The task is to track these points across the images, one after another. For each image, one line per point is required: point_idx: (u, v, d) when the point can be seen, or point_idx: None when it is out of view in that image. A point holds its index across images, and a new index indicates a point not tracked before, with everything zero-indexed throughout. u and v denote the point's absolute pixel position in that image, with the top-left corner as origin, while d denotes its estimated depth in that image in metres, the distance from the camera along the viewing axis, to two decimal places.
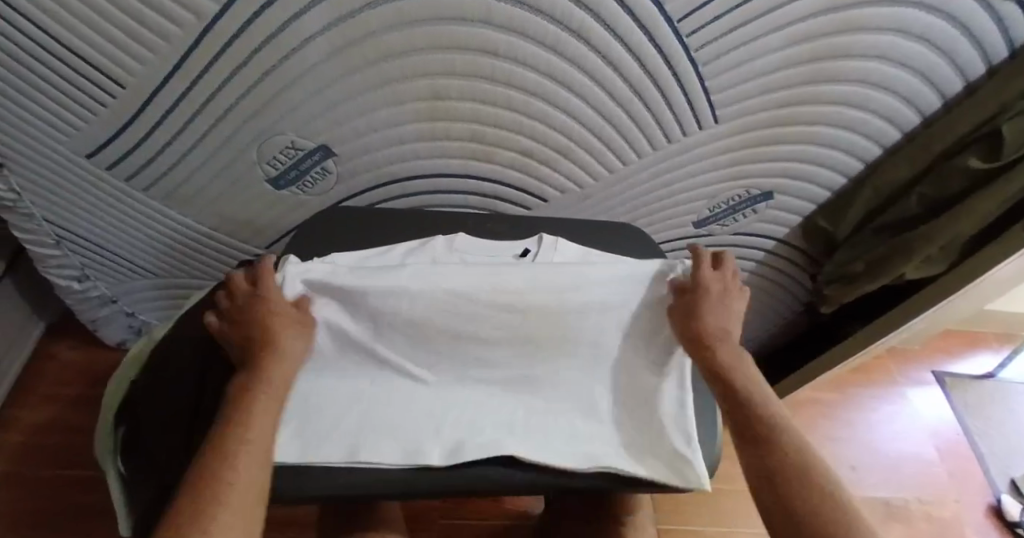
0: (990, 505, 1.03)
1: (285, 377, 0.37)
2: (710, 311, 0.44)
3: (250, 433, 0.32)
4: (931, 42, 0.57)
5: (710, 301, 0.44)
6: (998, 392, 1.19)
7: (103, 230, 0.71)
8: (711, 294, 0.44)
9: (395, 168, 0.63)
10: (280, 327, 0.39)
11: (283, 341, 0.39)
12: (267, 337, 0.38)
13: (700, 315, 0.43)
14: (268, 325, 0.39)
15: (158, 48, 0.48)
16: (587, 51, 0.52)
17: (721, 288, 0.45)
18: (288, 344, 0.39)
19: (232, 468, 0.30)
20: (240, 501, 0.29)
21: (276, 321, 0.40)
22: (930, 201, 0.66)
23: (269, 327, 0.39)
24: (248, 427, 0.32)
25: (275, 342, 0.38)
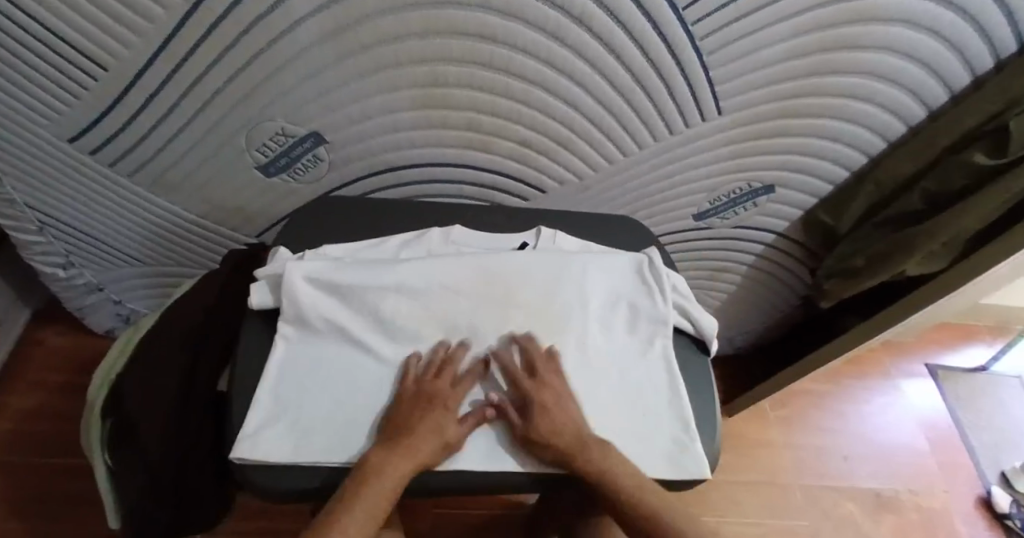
0: (980, 496, 1.04)
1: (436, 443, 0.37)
2: (556, 412, 0.39)
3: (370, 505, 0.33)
4: (940, 35, 0.55)
5: (536, 408, 0.39)
6: (990, 385, 1.20)
7: (87, 216, 0.69)
8: (539, 397, 0.40)
9: (389, 157, 0.62)
10: (437, 423, 0.37)
11: (432, 438, 0.37)
12: (426, 424, 0.37)
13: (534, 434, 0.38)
14: (432, 416, 0.37)
15: (140, 29, 0.46)
16: (589, 38, 0.50)
17: (543, 384, 0.40)
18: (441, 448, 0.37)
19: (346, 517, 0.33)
20: None
21: (441, 415, 0.38)
22: (933, 197, 0.65)
23: (433, 417, 0.37)
24: (371, 499, 0.33)
25: (429, 434, 0.37)
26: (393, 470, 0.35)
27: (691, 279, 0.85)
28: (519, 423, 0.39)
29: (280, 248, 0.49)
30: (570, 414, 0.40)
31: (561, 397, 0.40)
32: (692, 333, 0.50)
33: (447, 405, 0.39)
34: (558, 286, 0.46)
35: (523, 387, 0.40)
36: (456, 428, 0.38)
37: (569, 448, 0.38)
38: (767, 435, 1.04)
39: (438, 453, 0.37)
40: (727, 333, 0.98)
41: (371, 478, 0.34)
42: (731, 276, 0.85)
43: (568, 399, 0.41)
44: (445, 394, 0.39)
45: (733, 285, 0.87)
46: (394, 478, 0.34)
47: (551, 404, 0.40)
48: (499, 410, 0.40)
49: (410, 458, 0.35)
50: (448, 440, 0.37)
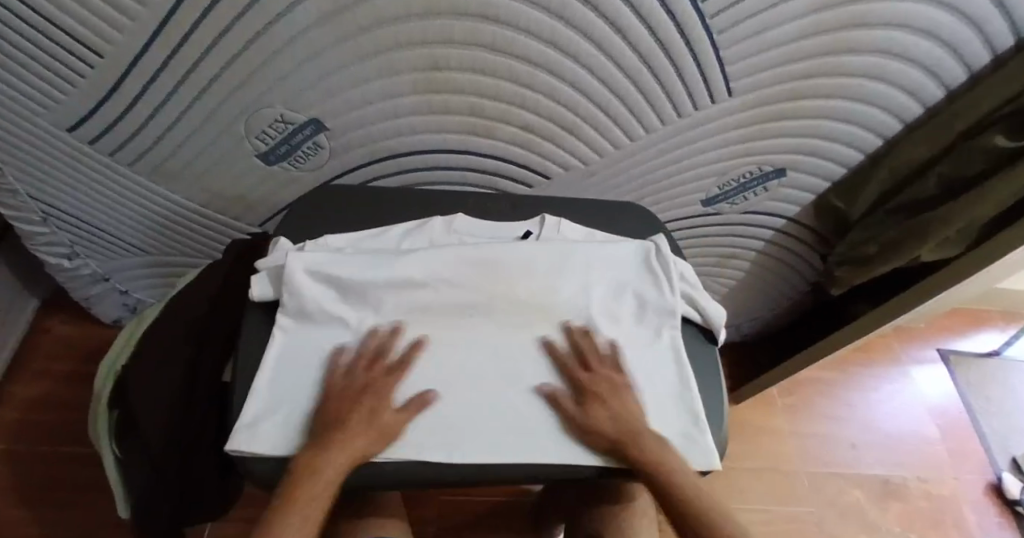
0: (990, 483, 1.03)
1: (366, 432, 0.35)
2: (612, 403, 0.40)
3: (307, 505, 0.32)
4: (961, 11, 0.53)
5: (600, 401, 0.39)
6: (1002, 370, 1.19)
7: (89, 206, 0.68)
8: (599, 390, 0.40)
9: (390, 143, 0.61)
10: (366, 412, 0.36)
11: (364, 428, 0.35)
12: (359, 413, 0.36)
13: (599, 427, 0.38)
14: (364, 405, 0.36)
15: (133, 14, 0.45)
16: (594, 18, 0.49)
17: (601, 375, 0.41)
18: (376, 436, 0.35)
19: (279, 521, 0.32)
20: None
21: (375, 404, 0.37)
22: (949, 182, 0.63)
23: (366, 407, 0.36)
24: (304, 499, 0.32)
25: (360, 425, 0.35)
26: (328, 467, 0.33)
27: (697, 266, 0.83)
28: (581, 415, 0.39)
29: (280, 238, 0.48)
30: (630, 408, 0.40)
31: (620, 390, 0.41)
32: (698, 322, 0.50)
33: (379, 393, 0.37)
34: (562, 276, 0.45)
35: (583, 381, 0.40)
36: (392, 415, 0.36)
37: (633, 441, 0.38)
38: (774, 422, 1.03)
39: (375, 445, 0.35)
40: (735, 321, 0.97)
41: (304, 476, 0.33)
42: (739, 263, 0.84)
43: (625, 393, 0.41)
44: (375, 385, 0.38)
45: (741, 272, 0.86)
46: (328, 474, 0.33)
47: (612, 398, 0.40)
48: (559, 403, 0.39)
49: (344, 452, 0.34)
50: (383, 429, 0.36)
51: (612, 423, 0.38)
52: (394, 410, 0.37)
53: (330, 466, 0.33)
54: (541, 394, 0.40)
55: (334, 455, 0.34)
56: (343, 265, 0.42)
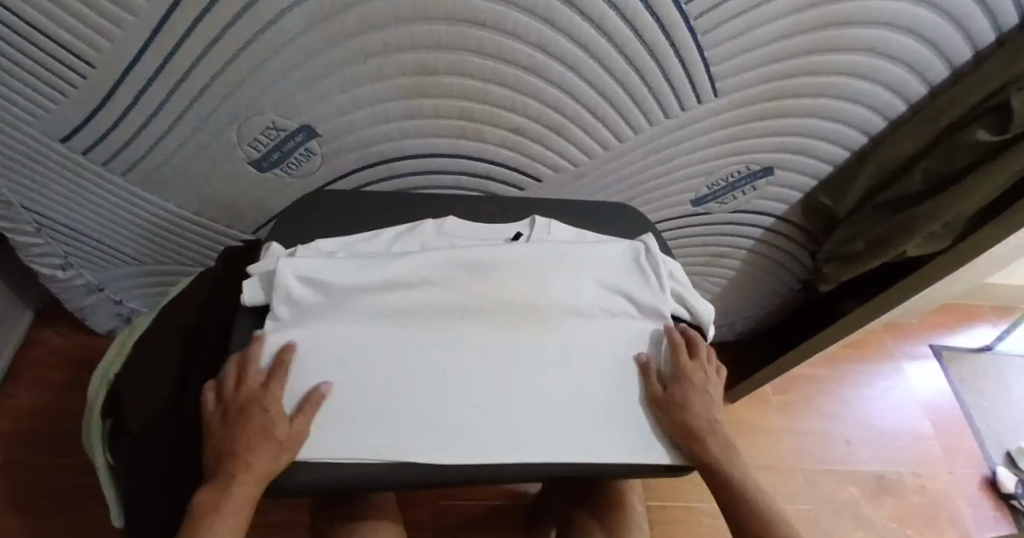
0: (985, 477, 1.04)
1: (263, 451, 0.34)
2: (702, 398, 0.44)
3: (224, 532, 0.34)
4: (940, 8, 0.54)
5: (693, 390, 0.43)
6: (994, 365, 1.20)
7: (82, 216, 0.69)
8: (692, 376, 0.44)
9: (381, 148, 0.61)
10: (259, 434, 0.35)
11: (261, 450, 0.34)
12: (251, 440, 0.35)
13: (693, 410, 0.42)
14: (254, 429, 0.35)
15: (124, 23, 0.45)
16: (580, 21, 0.49)
17: (699, 370, 0.45)
18: (279, 455, 0.34)
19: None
20: None
21: (264, 423, 0.35)
22: (934, 177, 0.63)
23: (255, 428, 0.35)
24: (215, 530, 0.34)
25: (256, 449, 0.34)
26: (236, 496, 0.34)
27: (689, 265, 0.84)
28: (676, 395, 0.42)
29: (273, 243, 0.48)
30: (711, 405, 0.45)
31: (708, 388, 0.45)
32: (688, 320, 0.51)
33: (266, 409, 0.36)
34: (553, 276, 0.46)
35: (685, 368, 0.44)
36: (287, 428, 0.35)
37: (713, 432, 0.42)
38: (770, 421, 1.04)
39: (280, 463, 0.35)
40: (728, 320, 0.98)
41: (216, 507, 0.34)
42: (730, 261, 0.85)
43: (711, 392, 0.45)
44: (260, 403, 0.36)
45: (732, 271, 0.87)
46: (236, 501, 0.34)
47: (702, 390, 0.44)
48: (654, 375, 0.44)
49: (247, 480, 0.34)
50: (281, 445, 0.34)
51: (700, 410, 0.43)
52: (289, 421, 0.36)
53: (234, 495, 0.34)
54: (639, 363, 0.44)
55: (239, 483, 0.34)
56: (334, 268, 0.42)
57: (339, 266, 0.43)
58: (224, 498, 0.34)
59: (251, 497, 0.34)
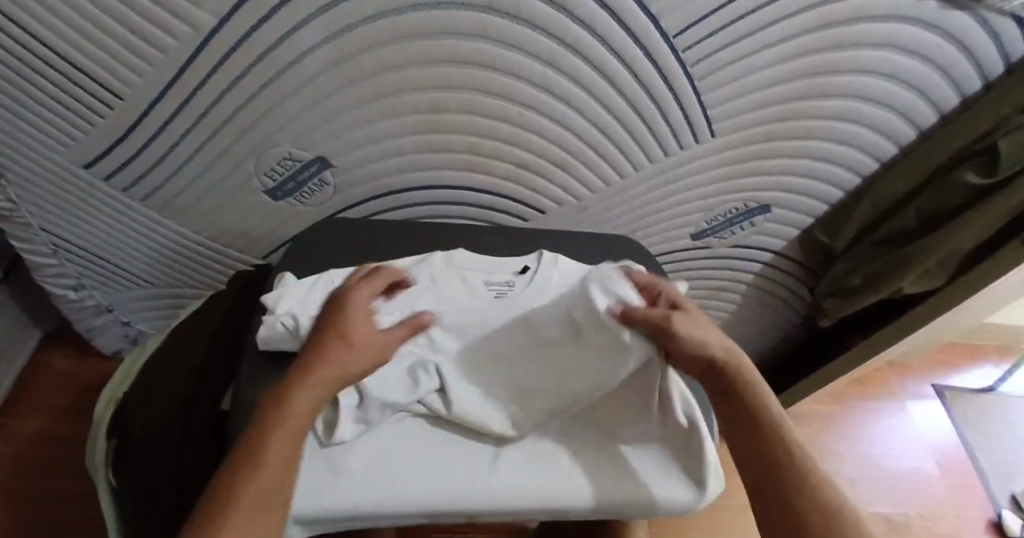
0: (991, 521, 1.01)
1: (352, 355, 0.34)
2: (696, 330, 0.37)
3: (270, 467, 0.27)
4: (925, 57, 0.57)
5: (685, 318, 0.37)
6: (999, 405, 1.19)
7: (97, 240, 0.71)
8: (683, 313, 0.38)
9: (391, 180, 0.63)
10: (342, 344, 0.35)
11: (338, 355, 0.34)
12: (333, 345, 0.34)
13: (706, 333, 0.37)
14: (335, 340, 0.35)
15: (155, 60, 0.49)
16: (583, 66, 0.52)
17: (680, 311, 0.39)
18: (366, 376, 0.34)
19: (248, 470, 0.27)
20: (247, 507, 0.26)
21: (346, 340, 0.35)
22: (928, 216, 0.66)
23: (337, 335, 0.35)
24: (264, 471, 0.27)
25: (333, 354, 0.34)
26: (285, 429, 0.29)
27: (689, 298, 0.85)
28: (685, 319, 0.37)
29: (286, 272, 0.50)
30: (708, 333, 0.38)
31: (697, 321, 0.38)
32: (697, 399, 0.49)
33: (343, 327, 0.36)
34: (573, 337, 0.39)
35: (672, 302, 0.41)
36: (362, 341, 0.36)
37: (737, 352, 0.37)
38: None
39: (353, 364, 0.34)
40: None
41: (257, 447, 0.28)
42: (730, 295, 0.85)
43: (700, 323, 0.38)
44: (339, 320, 0.37)
45: (732, 304, 0.87)
46: (291, 437, 0.29)
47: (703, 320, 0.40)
48: (637, 313, 0.37)
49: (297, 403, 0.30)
50: (354, 349, 0.35)
51: (714, 336, 0.38)
52: (365, 336, 0.36)
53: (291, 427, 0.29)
54: (608, 308, 0.38)
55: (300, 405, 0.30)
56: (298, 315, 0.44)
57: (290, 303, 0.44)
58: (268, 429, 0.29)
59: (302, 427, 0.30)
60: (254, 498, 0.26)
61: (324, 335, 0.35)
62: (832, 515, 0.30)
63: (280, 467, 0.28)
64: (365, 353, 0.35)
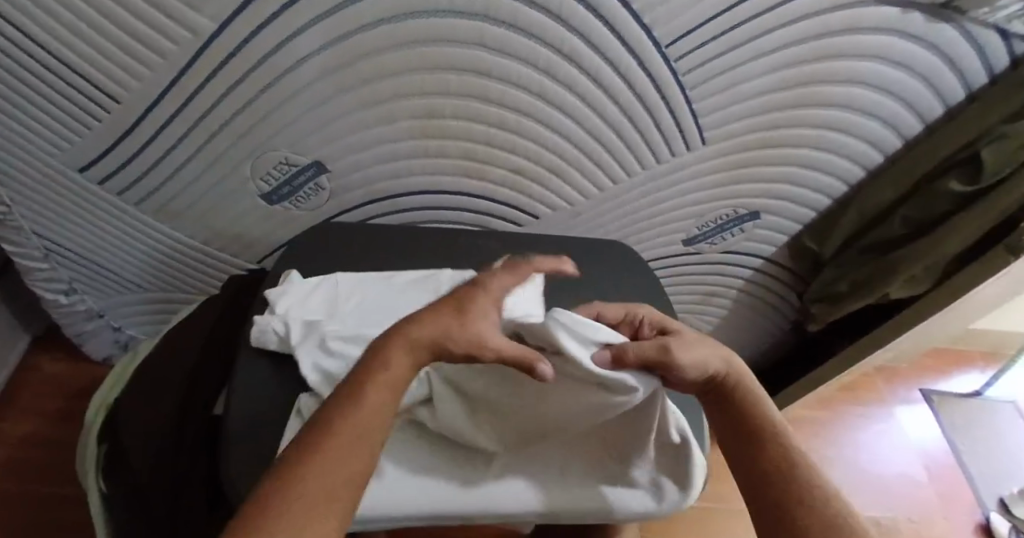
0: (980, 524, 1.03)
1: (456, 327, 0.28)
2: (693, 351, 0.34)
3: (332, 457, 0.21)
4: (910, 68, 0.59)
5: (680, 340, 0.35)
6: (985, 410, 1.21)
7: (90, 243, 0.70)
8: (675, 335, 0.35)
9: (387, 185, 0.64)
10: (455, 315, 0.29)
11: (441, 322, 0.28)
12: (446, 314, 0.29)
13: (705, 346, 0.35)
14: (450, 311, 0.29)
15: (155, 64, 0.49)
16: (577, 74, 0.53)
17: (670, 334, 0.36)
18: (480, 343, 0.28)
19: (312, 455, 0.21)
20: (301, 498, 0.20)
21: (457, 310, 0.29)
22: (914, 224, 0.67)
23: (453, 305, 0.29)
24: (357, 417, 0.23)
25: (433, 321, 0.28)
26: (361, 412, 0.24)
27: (681, 303, 0.86)
28: (678, 342, 0.34)
29: (292, 272, 0.51)
30: (706, 352, 0.35)
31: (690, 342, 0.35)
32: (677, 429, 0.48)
33: (470, 298, 0.30)
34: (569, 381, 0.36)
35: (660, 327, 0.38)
36: (473, 315, 0.29)
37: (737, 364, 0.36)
38: None
39: (449, 338, 0.28)
40: None
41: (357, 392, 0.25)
42: (722, 300, 0.86)
43: (694, 343, 0.35)
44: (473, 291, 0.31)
45: (723, 309, 0.88)
46: (388, 387, 0.25)
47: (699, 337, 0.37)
48: (628, 346, 0.33)
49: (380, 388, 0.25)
50: (457, 324, 0.28)
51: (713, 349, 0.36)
52: (478, 311, 0.30)
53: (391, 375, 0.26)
54: (597, 344, 0.34)
55: (399, 358, 0.26)
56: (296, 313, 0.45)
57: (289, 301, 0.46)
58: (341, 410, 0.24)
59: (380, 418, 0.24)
60: (310, 487, 0.20)
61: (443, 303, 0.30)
62: (833, 510, 0.29)
63: (374, 418, 0.24)
64: (465, 331, 0.28)
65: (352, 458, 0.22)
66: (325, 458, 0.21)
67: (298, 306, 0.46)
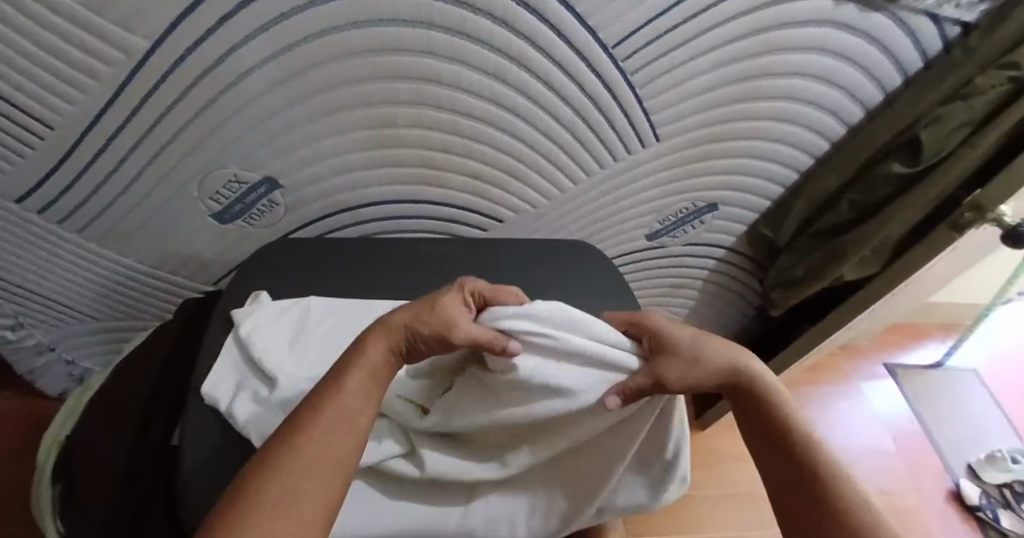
0: (951, 491, 1.07)
1: (426, 312, 0.32)
2: (691, 360, 0.34)
3: (324, 443, 0.25)
4: (850, 58, 0.60)
5: (678, 347, 0.35)
6: (947, 380, 1.26)
7: (34, 275, 0.67)
8: (673, 343, 0.35)
9: (344, 197, 0.63)
10: (425, 303, 0.33)
11: (416, 308, 0.32)
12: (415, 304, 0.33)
13: (699, 350, 0.35)
14: (421, 302, 0.33)
15: (86, 86, 0.47)
16: (528, 77, 0.53)
17: (668, 341, 0.35)
18: (443, 320, 0.32)
19: (301, 440, 0.25)
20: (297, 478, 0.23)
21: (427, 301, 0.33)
22: (860, 208, 0.70)
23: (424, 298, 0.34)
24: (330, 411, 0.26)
25: (408, 310, 0.32)
26: (342, 403, 0.27)
27: (649, 296, 0.87)
28: (672, 358, 0.34)
29: (261, 292, 0.50)
30: (705, 355, 0.35)
31: (687, 348, 0.35)
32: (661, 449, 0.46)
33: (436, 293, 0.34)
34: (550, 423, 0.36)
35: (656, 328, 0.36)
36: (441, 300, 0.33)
37: (748, 365, 0.36)
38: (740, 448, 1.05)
39: (422, 322, 0.32)
40: None
41: (333, 389, 0.28)
42: (688, 291, 0.88)
43: (694, 348, 0.35)
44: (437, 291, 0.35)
45: (691, 299, 0.89)
46: (358, 382, 0.28)
47: (703, 335, 0.37)
48: (630, 385, 0.33)
49: (352, 384, 0.28)
50: (431, 309, 0.32)
51: (709, 349, 0.36)
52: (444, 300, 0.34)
53: (358, 373, 0.29)
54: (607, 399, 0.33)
55: (370, 355, 0.30)
56: (259, 340, 0.43)
57: (253, 326, 0.44)
58: (322, 401, 0.27)
59: (362, 411, 0.27)
60: (307, 465, 0.24)
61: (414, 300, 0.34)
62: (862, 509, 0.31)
63: (354, 405, 0.27)
64: (437, 313, 0.32)
65: (333, 444, 0.25)
66: (306, 448, 0.24)
67: (263, 330, 0.44)
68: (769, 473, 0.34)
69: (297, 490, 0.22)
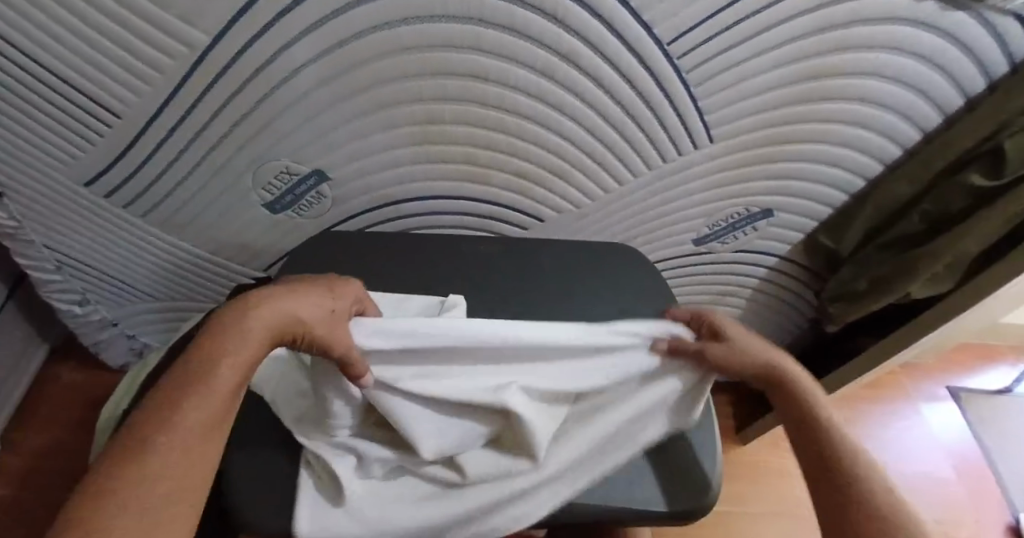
0: (1009, 526, 0.99)
1: (309, 317, 0.33)
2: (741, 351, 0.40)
3: (180, 453, 0.27)
4: (927, 58, 0.56)
5: (732, 339, 0.41)
6: (1017, 407, 1.16)
7: (101, 255, 0.71)
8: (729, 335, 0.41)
9: (388, 191, 0.63)
10: (308, 305, 0.34)
11: (303, 308, 0.33)
12: (295, 301, 0.33)
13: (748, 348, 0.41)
14: (302, 300, 0.34)
15: (150, 78, 0.49)
16: (577, 74, 0.52)
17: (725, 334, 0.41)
18: (330, 336, 0.33)
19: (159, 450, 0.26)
20: (151, 490, 0.25)
21: (317, 306, 0.34)
22: (933, 219, 0.65)
23: (307, 293, 0.35)
24: (195, 416, 0.28)
25: (295, 310, 0.33)
26: (202, 409, 0.28)
27: (694, 302, 0.84)
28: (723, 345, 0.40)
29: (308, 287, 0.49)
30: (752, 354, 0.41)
31: (739, 341, 0.41)
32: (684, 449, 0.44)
33: (319, 292, 0.35)
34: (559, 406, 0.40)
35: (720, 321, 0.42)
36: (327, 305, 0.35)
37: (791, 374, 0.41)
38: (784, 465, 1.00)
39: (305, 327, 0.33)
40: None
41: (190, 396, 0.28)
42: (736, 299, 0.84)
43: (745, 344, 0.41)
44: (316, 289, 0.35)
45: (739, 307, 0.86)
46: (224, 386, 0.29)
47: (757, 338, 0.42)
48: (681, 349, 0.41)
49: (219, 388, 0.29)
50: (325, 316, 0.34)
51: (758, 351, 0.41)
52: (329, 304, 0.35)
53: (224, 373, 0.30)
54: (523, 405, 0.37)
55: (240, 356, 0.31)
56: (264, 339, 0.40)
57: None
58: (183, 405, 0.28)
59: (221, 416, 0.29)
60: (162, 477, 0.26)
61: (291, 293, 0.34)
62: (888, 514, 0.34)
63: (214, 410, 0.29)
64: (326, 324, 0.33)
65: (192, 450, 0.27)
66: (161, 462, 0.26)
67: None
68: (822, 503, 0.37)
69: (149, 495, 0.25)
